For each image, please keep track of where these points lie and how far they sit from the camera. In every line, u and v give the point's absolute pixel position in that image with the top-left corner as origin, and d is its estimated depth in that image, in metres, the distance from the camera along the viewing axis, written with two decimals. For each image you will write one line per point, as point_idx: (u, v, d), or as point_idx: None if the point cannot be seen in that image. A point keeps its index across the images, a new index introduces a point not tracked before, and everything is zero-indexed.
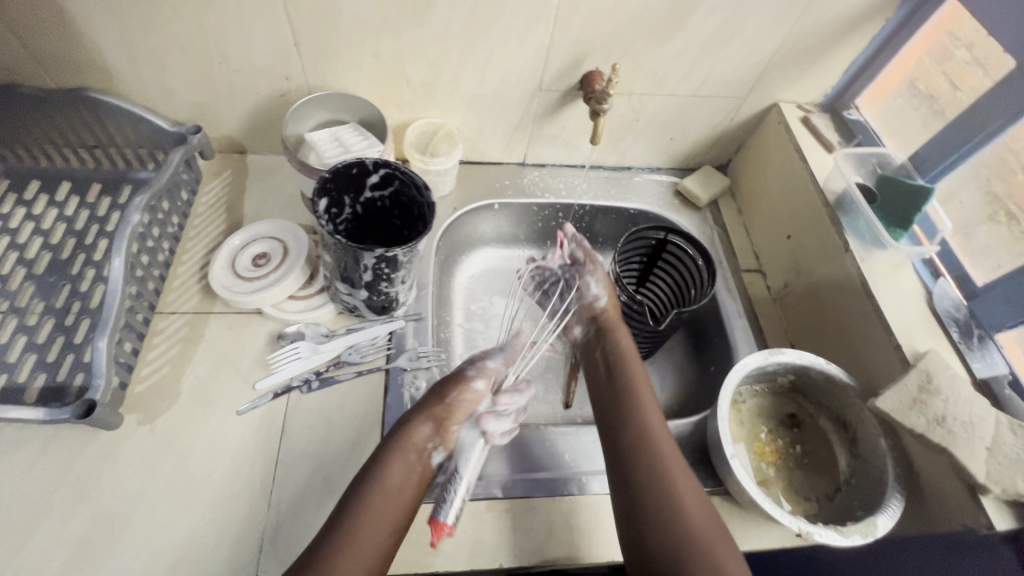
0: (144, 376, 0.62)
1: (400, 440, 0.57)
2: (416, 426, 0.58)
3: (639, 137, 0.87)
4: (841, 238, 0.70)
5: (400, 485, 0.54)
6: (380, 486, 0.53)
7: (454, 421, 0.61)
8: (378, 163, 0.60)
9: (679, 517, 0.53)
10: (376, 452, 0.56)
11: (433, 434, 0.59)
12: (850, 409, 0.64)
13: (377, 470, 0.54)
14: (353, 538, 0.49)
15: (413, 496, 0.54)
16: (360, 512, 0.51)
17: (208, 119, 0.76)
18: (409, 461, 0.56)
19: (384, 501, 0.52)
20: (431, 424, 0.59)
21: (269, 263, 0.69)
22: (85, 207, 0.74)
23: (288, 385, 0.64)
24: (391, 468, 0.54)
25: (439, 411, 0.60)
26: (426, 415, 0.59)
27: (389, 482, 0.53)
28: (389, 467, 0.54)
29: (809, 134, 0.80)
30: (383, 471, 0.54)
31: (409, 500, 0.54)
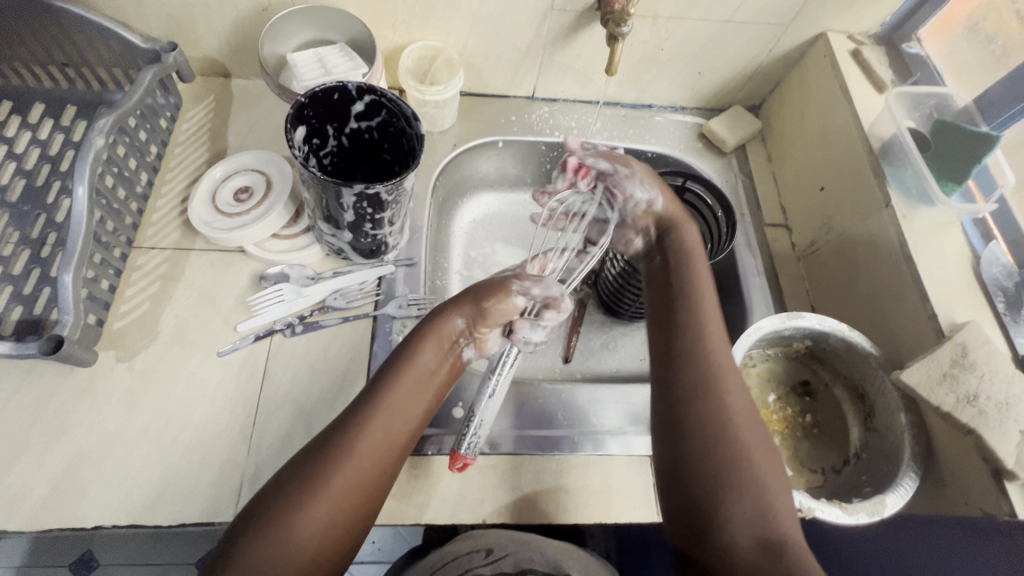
0: (122, 314, 0.60)
1: (435, 328, 0.55)
2: (451, 317, 0.56)
3: (664, 70, 0.77)
4: (882, 190, 0.62)
5: (431, 370, 0.53)
6: (414, 366, 0.52)
7: (488, 325, 0.58)
8: (362, 88, 0.54)
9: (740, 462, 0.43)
10: (408, 335, 0.55)
11: (468, 326, 0.57)
12: (870, 380, 0.59)
13: (412, 352, 0.53)
14: (384, 412, 0.48)
15: (439, 384, 0.54)
16: (390, 388, 0.50)
17: (185, 37, 0.70)
18: (442, 346, 0.55)
19: (415, 383, 0.51)
20: (466, 321, 0.57)
21: (251, 198, 0.64)
22: (59, 131, 0.69)
23: (270, 329, 0.61)
24: (426, 351, 0.53)
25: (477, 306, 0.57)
26: (464, 311, 0.56)
27: (422, 364, 0.52)
28: (424, 350, 0.53)
29: (857, 71, 0.70)
30: (417, 353, 0.53)
31: (435, 387, 0.53)
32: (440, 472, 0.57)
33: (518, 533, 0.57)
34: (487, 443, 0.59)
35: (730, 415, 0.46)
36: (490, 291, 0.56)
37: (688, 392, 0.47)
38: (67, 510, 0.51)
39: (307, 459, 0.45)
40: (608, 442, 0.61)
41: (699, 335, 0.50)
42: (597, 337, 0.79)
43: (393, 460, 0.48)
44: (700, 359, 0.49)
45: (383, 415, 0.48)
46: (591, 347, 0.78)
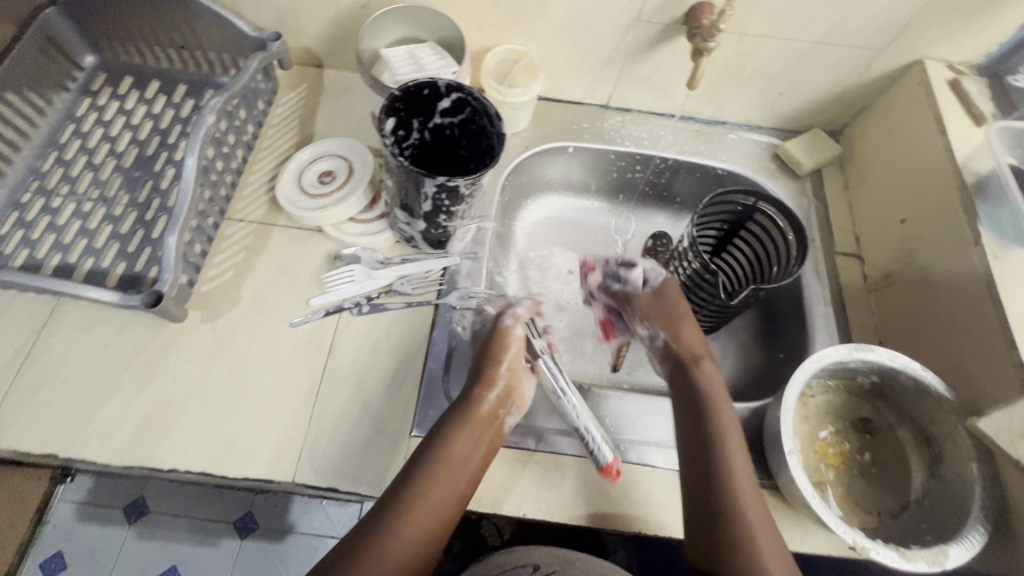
0: (210, 278, 0.65)
1: (469, 414, 0.55)
2: (482, 396, 0.56)
3: (743, 87, 0.77)
4: (973, 228, 0.59)
5: (466, 456, 0.53)
6: (449, 462, 0.52)
7: (517, 386, 0.60)
8: (451, 85, 0.57)
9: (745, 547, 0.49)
10: (442, 423, 0.55)
11: (500, 404, 0.57)
12: (940, 424, 0.56)
13: (446, 445, 0.53)
14: (424, 502, 0.50)
15: (477, 465, 0.54)
16: (427, 479, 0.51)
17: (289, 28, 0.75)
18: (476, 430, 0.54)
19: (451, 471, 0.51)
20: (497, 397, 0.57)
21: (334, 182, 0.68)
22: (170, 107, 0.75)
23: (339, 306, 0.64)
24: (458, 444, 0.53)
25: (503, 380, 0.58)
26: (494, 385, 0.57)
27: (456, 454, 0.52)
28: (459, 443, 0.53)
29: (955, 101, 0.66)
30: (451, 445, 0.53)
31: (476, 473, 0.53)
32: None
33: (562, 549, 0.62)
34: (528, 438, 0.60)
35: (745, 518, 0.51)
36: (493, 351, 0.60)
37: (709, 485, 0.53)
38: (148, 451, 0.56)
39: (356, 539, 0.47)
40: (653, 453, 0.61)
41: (721, 431, 0.56)
42: None
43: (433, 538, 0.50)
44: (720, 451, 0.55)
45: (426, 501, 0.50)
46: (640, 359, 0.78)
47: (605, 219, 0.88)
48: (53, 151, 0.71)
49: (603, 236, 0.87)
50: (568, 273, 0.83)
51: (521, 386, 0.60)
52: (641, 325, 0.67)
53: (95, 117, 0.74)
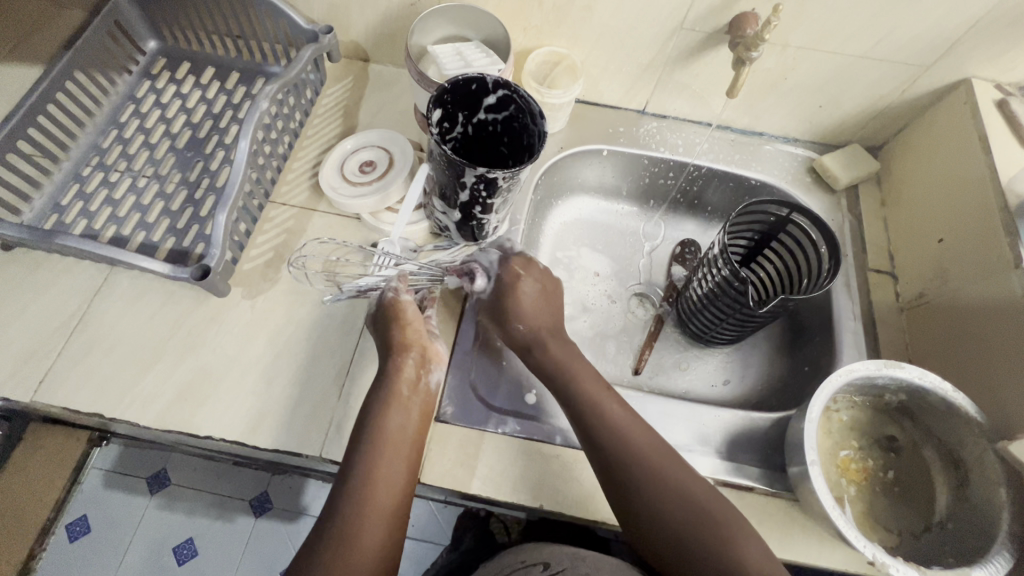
0: (253, 257, 0.67)
1: (389, 386, 0.56)
2: (400, 367, 0.57)
3: (782, 99, 0.77)
4: (1013, 250, 0.58)
5: (403, 423, 0.55)
6: (383, 434, 0.53)
7: (431, 348, 0.62)
8: (498, 82, 0.58)
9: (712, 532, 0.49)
10: (368, 404, 0.56)
11: (418, 367, 0.59)
12: (969, 447, 0.55)
13: (377, 420, 0.54)
14: (376, 474, 0.51)
15: (410, 434, 0.55)
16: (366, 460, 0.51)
17: (340, 22, 0.78)
18: (404, 395, 0.56)
19: (386, 446, 0.52)
20: (415, 359, 0.59)
21: (375, 171, 0.71)
22: (223, 93, 0.79)
23: (372, 286, 0.65)
24: (389, 416, 0.54)
25: (415, 342, 0.60)
26: (406, 353, 0.59)
27: (392, 425, 0.54)
28: (388, 414, 0.54)
29: (1002, 121, 0.65)
30: (381, 420, 0.54)
31: (417, 432, 0.55)
32: (504, 451, 0.59)
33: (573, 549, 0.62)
34: (553, 434, 0.62)
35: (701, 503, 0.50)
36: (396, 321, 0.61)
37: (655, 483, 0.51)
38: (187, 417, 0.58)
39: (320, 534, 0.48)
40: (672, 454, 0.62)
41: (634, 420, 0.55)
42: (670, 355, 0.79)
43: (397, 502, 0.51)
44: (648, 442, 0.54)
45: (380, 472, 0.51)
46: (662, 364, 0.78)
47: (635, 224, 0.88)
48: (114, 129, 0.75)
49: (631, 240, 0.87)
50: (594, 274, 0.85)
51: (433, 346, 0.62)
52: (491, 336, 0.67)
53: (153, 99, 0.78)
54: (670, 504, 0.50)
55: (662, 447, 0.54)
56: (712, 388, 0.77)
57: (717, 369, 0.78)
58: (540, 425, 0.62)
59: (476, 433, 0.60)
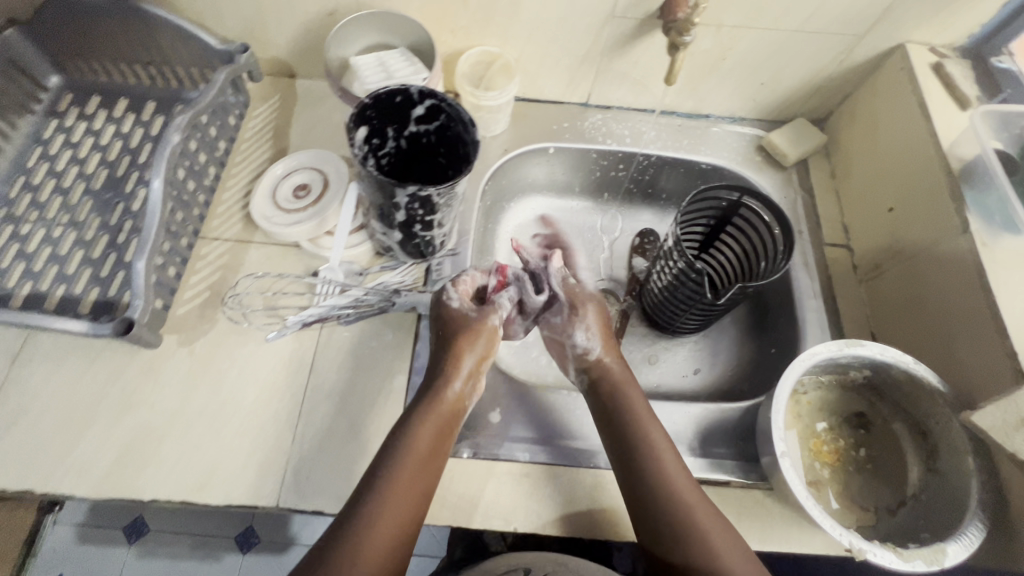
0: (186, 300, 0.63)
1: (432, 403, 0.55)
2: (448, 387, 0.57)
3: (724, 79, 0.75)
4: (960, 215, 0.57)
5: (431, 448, 0.53)
6: (416, 452, 0.52)
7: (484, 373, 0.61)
8: (424, 92, 0.55)
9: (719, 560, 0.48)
10: (406, 414, 0.55)
11: (464, 388, 0.58)
12: (935, 418, 0.55)
13: (412, 434, 0.53)
14: (394, 497, 0.49)
15: (440, 461, 0.53)
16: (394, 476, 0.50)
17: (257, 39, 0.73)
18: (439, 415, 0.55)
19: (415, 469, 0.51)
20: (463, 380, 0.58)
21: (310, 195, 0.67)
22: (140, 125, 0.74)
23: (319, 317, 0.62)
24: (423, 433, 0.53)
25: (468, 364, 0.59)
26: (457, 375, 0.58)
27: (422, 445, 0.52)
28: (421, 431, 0.53)
29: (939, 84, 0.65)
30: (418, 432, 0.53)
31: (440, 462, 0.53)
32: (473, 476, 0.57)
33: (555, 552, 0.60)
34: (519, 451, 0.59)
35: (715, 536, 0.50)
36: (456, 334, 0.60)
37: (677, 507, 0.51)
38: (128, 481, 0.54)
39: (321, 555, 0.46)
40: None
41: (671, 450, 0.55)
42: (639, 350, 0.77)
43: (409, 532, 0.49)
44: (680, 471, 0.54)
45: (399, 496, 0.49)
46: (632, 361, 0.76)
47: (591, 219, 0.86)
48: (21, 176, 0.70)
49: (589, 236, 0.85)
50: None
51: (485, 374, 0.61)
52: (579, 333, 0.64)
53: (63, 139, 0.72)
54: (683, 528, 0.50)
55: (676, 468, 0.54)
56: (684, 379, 0.75)
57: (687, 359, 0.77)
58: (505, 444, 0.60)
59: None
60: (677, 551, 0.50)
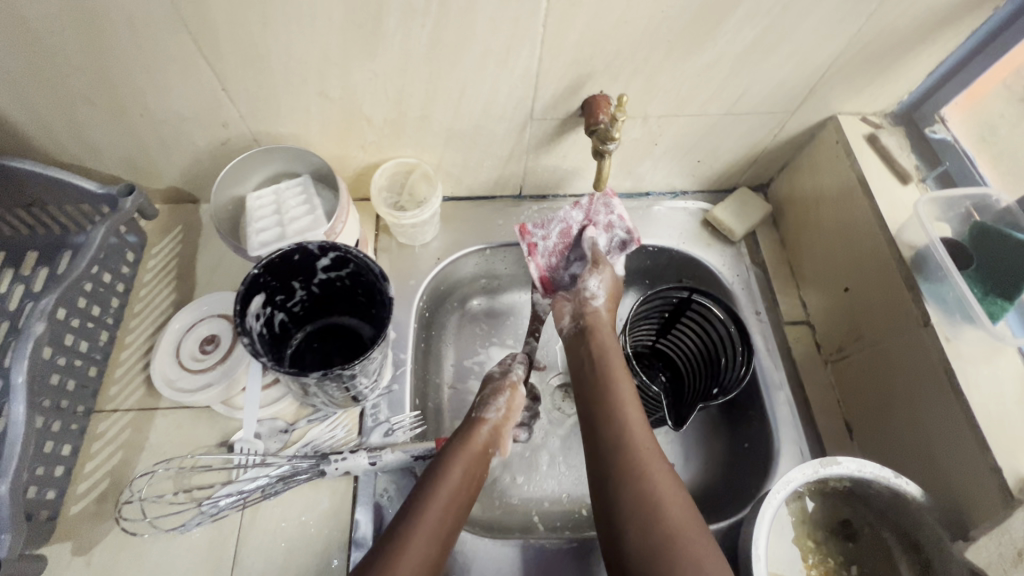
0: (80, 495, 0.54)
1: (464, 442, 0.55)
2: (477, 430, 0.57)
3: (659, 160, 0.71)
4: (919, 307, 0.54)
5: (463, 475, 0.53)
6: (446, 471, 0.52)
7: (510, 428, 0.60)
8: (325, 246, 0.48)
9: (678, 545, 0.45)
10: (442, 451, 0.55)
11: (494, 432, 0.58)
12: (925, 533, 0.51)
13: (441, 463, 0.53)
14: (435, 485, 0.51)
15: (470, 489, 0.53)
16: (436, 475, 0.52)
17: (146, 173, 0.65)
18: (466, 465, 0.54)
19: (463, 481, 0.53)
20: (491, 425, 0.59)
21: (219, 350, 0.59)
22: (19, 281, 0.65)
23: (237, 500, 0.54)
24: (454, 469, 0.53)
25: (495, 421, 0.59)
26: (487, 420, 0.59)
27: (448, 488, 0.51)
28: (452, 467, 0.53)
29: (876, 157, 0.62)
30: (447, 464, 0.53)
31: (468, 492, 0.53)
32: None
33: None
34: None
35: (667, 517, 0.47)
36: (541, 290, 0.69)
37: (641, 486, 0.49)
38: None
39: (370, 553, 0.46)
40: None
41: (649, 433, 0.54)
42: None
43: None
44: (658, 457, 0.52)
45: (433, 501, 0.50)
46: None
47: None
48: None
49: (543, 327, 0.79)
50: None
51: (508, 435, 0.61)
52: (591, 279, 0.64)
53: None
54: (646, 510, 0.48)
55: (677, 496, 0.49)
56: None
57: None
58: None
59: None
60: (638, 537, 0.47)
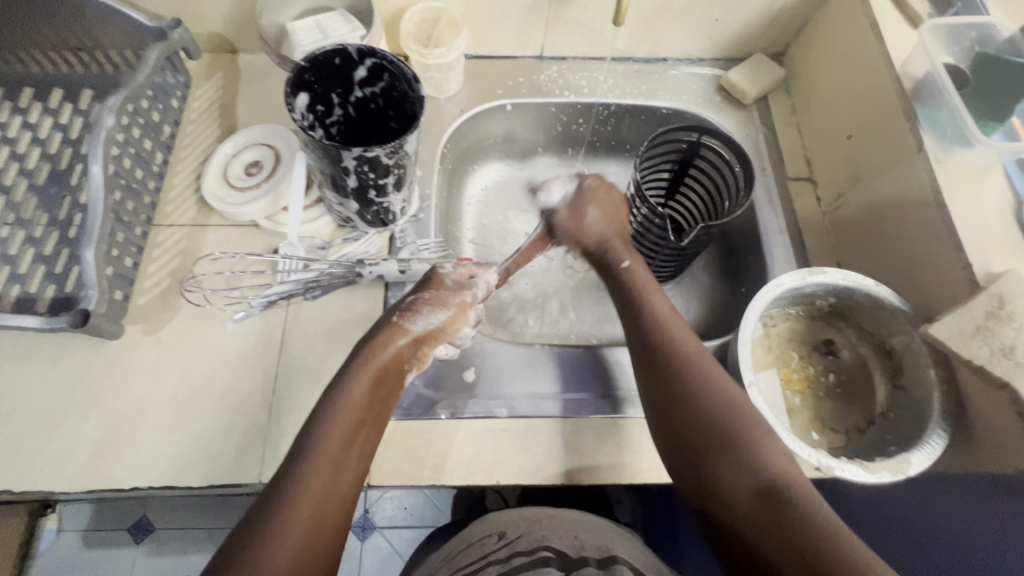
0: (146, 289, 0.62)
1: (374, 356, 0.51)
2: (390, 343, 0.52)
3: (677, 18, 0.73)
4: (914, 134, 0.57)
5: (370, 395, 0.49)
6: (350, 399, 0.47)
7: (433, 343, 0.56)
8: (363, 50, 0.53)
9: (726, 424, 0.46)
10: (346, 363, 0.51)
11: (409, 347, 0.53)
12: (897, 336, 0.56)
13: (346, 382, 0.48)
14: (343, 407, 0.47)
15: (376, 419, 0.49)
16: (347, 403, 0.47)
17: (191, 12, 0.69)
18: (376, 387, 0.49)
19: (361, 414, 0.47)
20: (406, 342, 0.53)
21: (263, 172, 0.65)
22: (77, 114, 0.70)
23: (285, 294, 0.61)
24: (358, 387, 0.48)
25: (419, 326, 0.54)
26: (407, 332, 0.53)
27: (355, 400, 0.48)
28: (354, 386, 0.48)
29: (890, 4, 0.64)
30: (350, 386, 0.48)
31: (379, 415, 0.49)
32: (454, 435, 0.57)
33: (532, 511, 0.57)
34: (499, 406, 0.59)
35: (708, 402, 0.48)
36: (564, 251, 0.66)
37: (667, 360, 0.51)
38: (105, 473, 0.54)
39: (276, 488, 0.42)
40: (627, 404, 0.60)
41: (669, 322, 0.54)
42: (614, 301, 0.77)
43: (339, 509, 0.43)
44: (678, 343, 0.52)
45: (339, 419, 0.46)
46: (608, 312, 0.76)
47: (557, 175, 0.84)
48: None
49: None
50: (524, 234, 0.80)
51: (433, 348, 0.56)
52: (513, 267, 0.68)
53: None
54: (700, 424, 0.47)
55: (744, 416, 0.47)
56: None
57: None
58: (487, 400, 0.60)
59: (420, 422, 0.58)
60: (684, 402, 0.48)
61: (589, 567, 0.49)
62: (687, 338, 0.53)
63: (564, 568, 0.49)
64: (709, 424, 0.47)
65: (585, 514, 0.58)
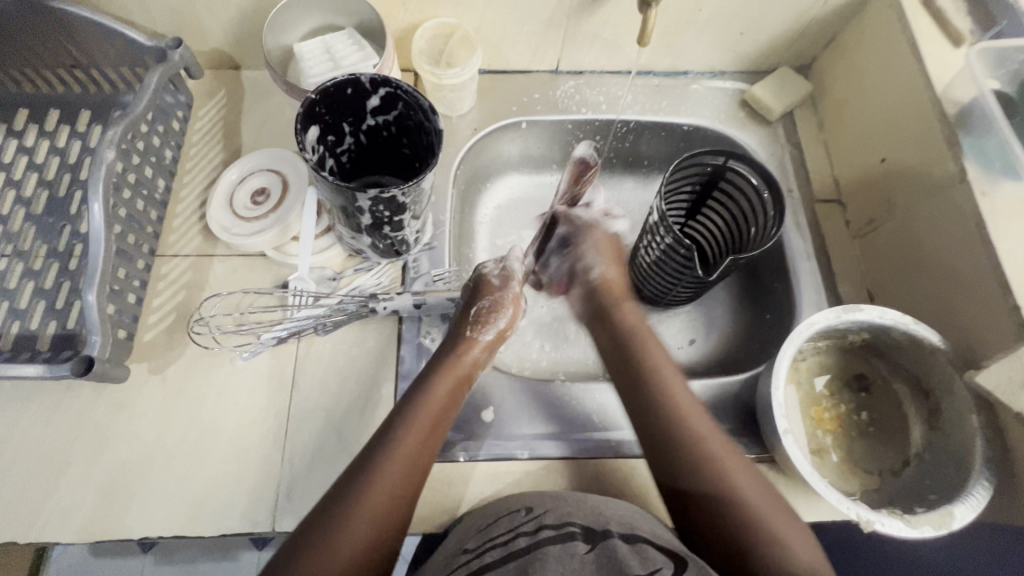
0: (151, 325, 0.59)
1: (450, 364, 0.55)
2: (466, 352, 0.57)
3: (701, 32, 0.70)
4: (957, 162, 0.54)
5: (441, 408, 0.52)
6: (422, 412, 0.51)
7: (499, 343, 0.60)
8: (376, 80, 0.50)
9: (739, 498, 0.47)
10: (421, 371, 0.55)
11: (482, 354, 0.58)
12: (935, 376, 0.54)
13: (421, 394, 0.52)
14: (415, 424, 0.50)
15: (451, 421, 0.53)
16: (411, 422, 0.50)
17: (191, 29, 0.66)
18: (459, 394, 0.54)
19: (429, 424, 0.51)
20: (481, 348, 0.58)
21: (270, 200, 0.62)
22: (75, 137, 0.67)
23: (295, 331, 0.59)
24: (436, 393, 0.53)
25: (489, 333, 0.59)
26: (478, 340, 0.58)
27: (428, 413, 0.51)
28: (436, 390, 0.53)
29: (930, 21, 0.61)
30: (428, 395, 0.52)
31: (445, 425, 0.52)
32: (473, 479, 0.55)
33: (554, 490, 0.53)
34: (520, 448, 0.57)
35: (727, 478, 0.49)
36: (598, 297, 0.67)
37: (676, 432, 0.52)
38: (113, 522, 0.52)
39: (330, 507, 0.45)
40: None
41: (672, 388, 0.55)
42: None
43: (391, 527, 0.46)
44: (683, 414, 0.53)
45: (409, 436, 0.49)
46: None
47: None
48: None
49: None
50: None
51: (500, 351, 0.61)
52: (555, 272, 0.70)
53: None
54: (715, 492, 0.48)
55: (756, 486, 0.49)
56: (679, 351, 0.72)
57: (682, 330, 0.74)
58: (508, 441, 0.58)
59: (439, 465, 0.56)
60: (692, 479, 0.49)
61: (613, 540, 0.47)
62: (691, 406, 0.54)
63: (587, 542, 0.47)
64: (718, 487, 0.48)
65: (607, 498, 0.53)
